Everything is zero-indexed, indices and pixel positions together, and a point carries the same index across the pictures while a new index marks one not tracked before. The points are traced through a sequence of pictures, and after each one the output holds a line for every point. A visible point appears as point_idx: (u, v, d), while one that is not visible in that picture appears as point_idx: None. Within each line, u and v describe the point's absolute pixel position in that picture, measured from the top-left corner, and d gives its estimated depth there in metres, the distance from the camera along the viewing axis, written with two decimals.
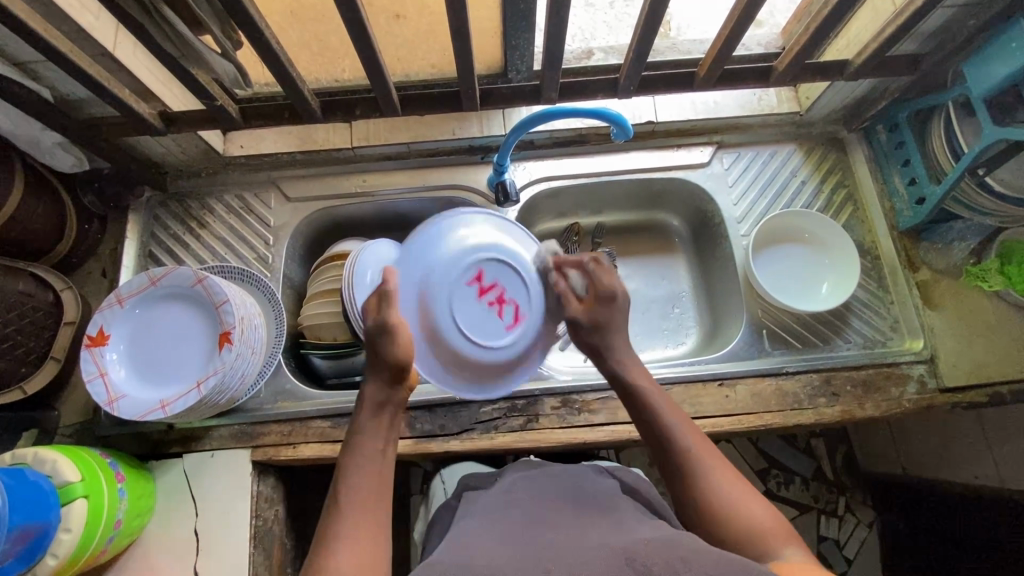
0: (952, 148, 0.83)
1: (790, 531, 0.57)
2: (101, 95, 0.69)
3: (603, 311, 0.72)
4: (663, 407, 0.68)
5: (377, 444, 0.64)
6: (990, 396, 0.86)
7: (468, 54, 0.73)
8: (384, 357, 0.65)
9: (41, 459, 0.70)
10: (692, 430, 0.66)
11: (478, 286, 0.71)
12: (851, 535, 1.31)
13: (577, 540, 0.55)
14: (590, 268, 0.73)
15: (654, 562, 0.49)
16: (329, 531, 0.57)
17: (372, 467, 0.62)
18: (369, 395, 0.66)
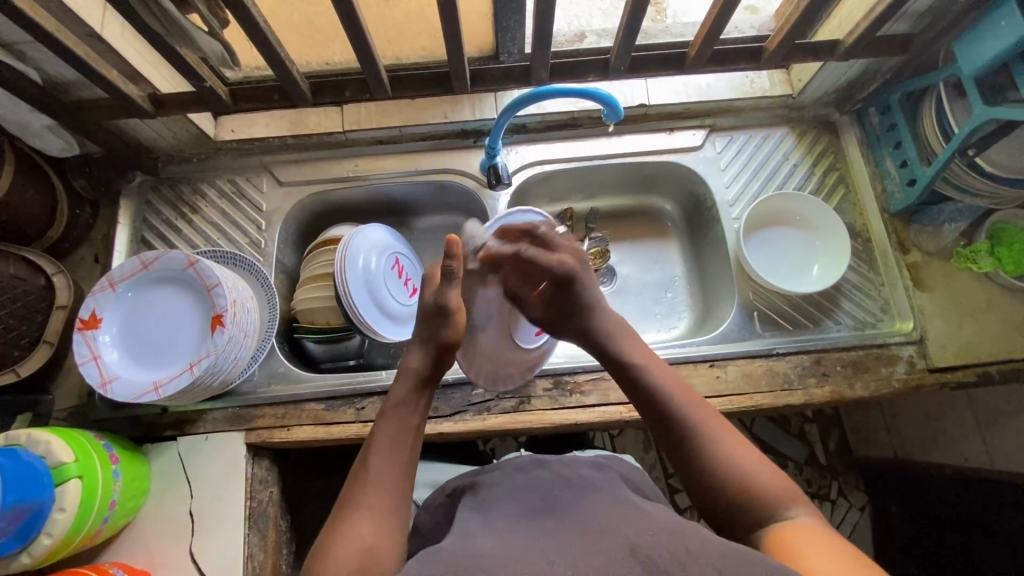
0: (943, 129, 0.83)
1: (794, 493, 0.58)
2: (88, 76, 0.69)
3: (562, 297, 0.78)
4: (659, 377, 0.68)
5: (412, 419, 0.66)
6: (979, 376, 0.87)
7: (458, 34, 0.73)
8: (437, 335, 0.72)
9: (34, 441, 0.70)
10: (692, 397, 0.66)
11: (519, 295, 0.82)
12: (844, 518, 1.33)
13: (573, 526, 0.56)
14: (528, 253, 0.79)
15: (659, 555, 0.49)
16: (352, 499, 0.58)
17: (404, 440, 0.64)
18: (415, 368, 0.70)
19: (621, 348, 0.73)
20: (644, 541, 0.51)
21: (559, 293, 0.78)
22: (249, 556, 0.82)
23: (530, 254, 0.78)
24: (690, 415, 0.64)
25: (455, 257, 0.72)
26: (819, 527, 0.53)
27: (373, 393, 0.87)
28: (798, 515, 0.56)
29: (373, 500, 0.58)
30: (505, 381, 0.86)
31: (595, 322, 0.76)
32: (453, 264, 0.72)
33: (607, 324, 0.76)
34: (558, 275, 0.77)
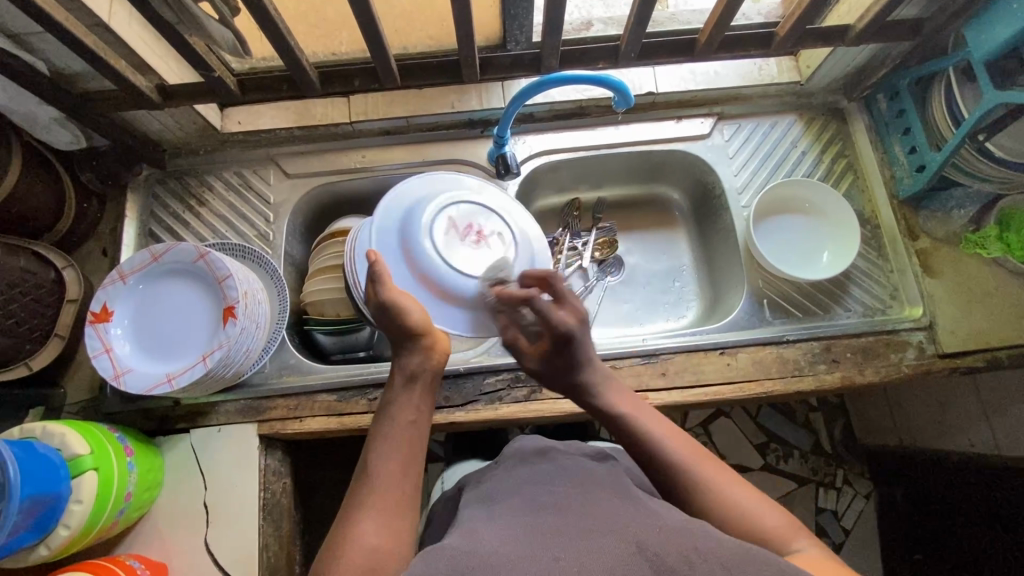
0: (952, 114, 0.83)
1: (796, 526, 0.58)
2: (98, 66, 0.68)
3: (557, 359, 0.73)
4: (651, 429, 0.65)
5: (410, 415, 0.64)
6: (988, 361, 0.87)
7: (469, 22, 0.72)
8: (400, 328, 0.68)
9: (49, 434, 0.70)
10: (689, 446, 0.64)
11: (455, 228, 0.80)
12: (849, 506, 1.32)
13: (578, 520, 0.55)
14: (539, 304, 0.73)
15: (666, 551, 0.49)
16: (355, 502, 0.57)
17: (403, 436, 0.62)
18: (404, 365, 0.67)
19: (609, 401, 0.69)
20: (652, 537, 0.51)
21: (557, 355, 0.73)
22: (263, 547, 0.82)
23: (541, 306, 0.73)
24: (688, 467, 0.62)
25: (377, 257, 0.72)
26: (828, 562, 0.53)
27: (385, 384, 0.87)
28: (804, 546, 0.56)
29: (377, 500, 0.56)
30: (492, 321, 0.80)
31: (582, 377, 0.71)
32: (376, 266, 0.71)
33: (596, 371, 0.72)
34: (558, 332, 0.71)
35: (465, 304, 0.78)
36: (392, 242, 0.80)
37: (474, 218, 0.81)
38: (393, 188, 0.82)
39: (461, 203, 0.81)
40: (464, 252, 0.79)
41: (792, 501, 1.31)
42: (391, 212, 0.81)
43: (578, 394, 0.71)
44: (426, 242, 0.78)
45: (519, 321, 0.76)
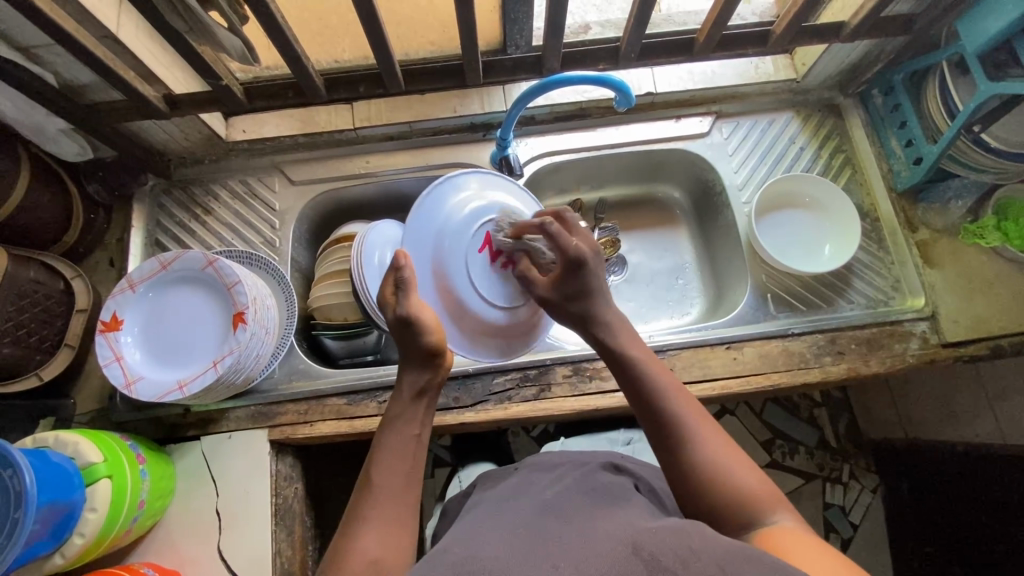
0: (946, 106, 0.84)
1: (776, 495, 0.57)
2: (107, 77, 0.69)
3: (571, 281, 0.71)
4: (655, 376, 0.65)
5: (413, 431, 0.64)
6: (991, 349, 0.88)
7: (472, 26, 0.74)
8: (416, 345, 0.66)
9: (62, 443, 0.70)
10: (687, 399, 0.64)
11: (489, 251, 0.80)
12: (857, 501, 1.31)
13: (577, 530, 0.57)
14: (551, 229, 0.69)
15: (662, 552, 0.49)
16: (357, 516, 0.57)
17: (407, 451, 0.62)
18: (408, 382, 0.66)
19: (623, 344, 0.69)
20: (648, 539, 0.52)
21: (571, 275, 0.71)
22: (277, 552, 0.82)
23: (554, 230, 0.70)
24: (683, 419, 0.62)
25: (405, 268, 0.68)
26: (800, 538, 0.52)
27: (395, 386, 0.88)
28: (782, 521, 0.55)
29: (377, 516, 0.56)
30: (517, 348, 0.82)
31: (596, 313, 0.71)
32: (404, 273, 0.68)
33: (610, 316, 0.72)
34: (570, 254, 0.70)
35: (487, 327, 0.80)
36: (425, 251, 0.78)
37: (508, 246, 0.80)
38: (433, 191, 0.80)
39: (491, 221, 0.80)
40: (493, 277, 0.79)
41: (800, 496, 1.32)
42: (421, 219, 0.78)
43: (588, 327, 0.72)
44: (455, 259, 0.78)
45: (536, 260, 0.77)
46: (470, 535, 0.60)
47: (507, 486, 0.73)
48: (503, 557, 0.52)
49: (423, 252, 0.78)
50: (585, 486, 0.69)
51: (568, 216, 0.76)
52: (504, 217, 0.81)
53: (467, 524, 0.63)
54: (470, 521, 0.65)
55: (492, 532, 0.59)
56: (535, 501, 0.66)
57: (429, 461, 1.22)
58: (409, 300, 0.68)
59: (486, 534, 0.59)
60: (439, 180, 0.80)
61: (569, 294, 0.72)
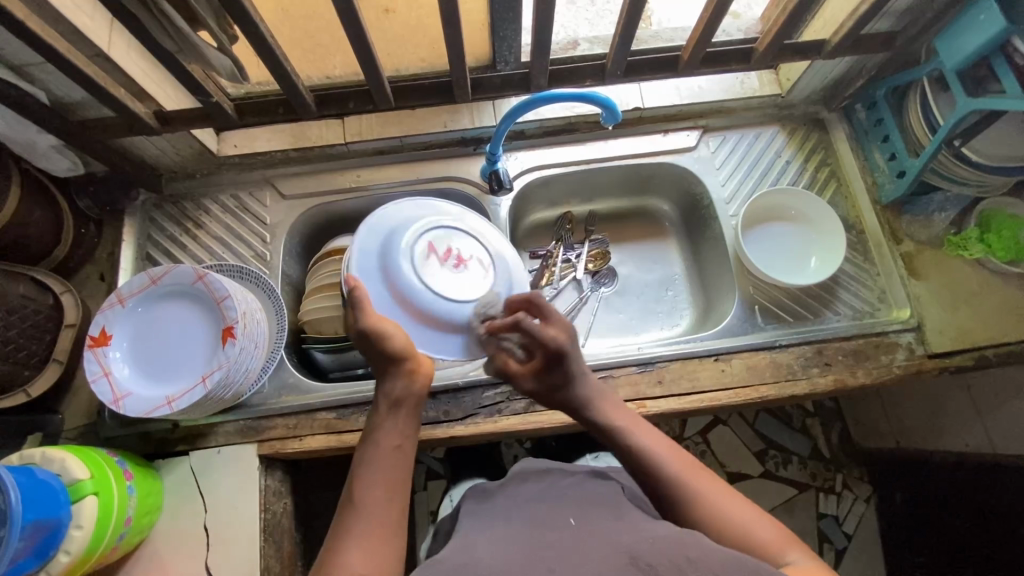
0: (928, 122, 0.86)
1: (786, 538, 0.58)
2: (98, 95, 0.70)
3: (552, 374, 0.71)
4: (646, 441, 0.66)
5: (395, 441, 0.62)
6: (976, 360, 0.89)
7: (459, 43, 0.75)
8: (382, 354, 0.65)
9: (49, 459, 0.70)
10: (681, 458, 0.64)
11: (436, 253, 0.72)
12: (849, 510, 1.32)
13: (568, 536, 0.58)
14: (528, 325, 0.70)
15: (658, 561, 0.49)
16: (339, 529, 0.56)
17: (390, 459, 0.61)
18: (387, 391, 0.65)
19: (606, 415, 0.69)
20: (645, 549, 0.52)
21: (550, 372, 0.71)
22: (265, 568, 0.82)
23: (530, 328, 0.70)
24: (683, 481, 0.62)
25: (353, 287, 0.66)
26: None
27: None
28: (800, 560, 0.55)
29: (360, 526, 0.56)
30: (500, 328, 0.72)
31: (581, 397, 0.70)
32: (357, 292, 0.66)
33: (593, 396, 0.70)
34: (549, 349, 0.70)
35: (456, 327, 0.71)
36: (375, 284, 0.71)
37: (449, 240, 0.73)
38: (370, 224, 0.74)
39: (429, 227, 0.73)
40: (452, 277, 0.72)
41: (793, 507, 1.32)
42: (361, 255, 0.72)
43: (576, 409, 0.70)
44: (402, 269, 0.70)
45: (505, 350, 0.74)
46: (466, 544, 0.60)
47: (498, 499, 0.74)
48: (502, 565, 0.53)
49: (369, 276, 0.71)
50: (575, 497, 0.69)
51: (539, 301, 0.71)
52: (455, 226, 0.75)
53: (458, 536, 0.63)
54: (461, 534, 0.65)
55: (487, 542, 0.60)
56: (527, 513, 0.66)
57: (421, 474, 1.22)
58: (365, 313, 0.65)
59: (479, 544, 0.59)
60: (369, 218, 0.75)
61: (552, 386, 0.71)
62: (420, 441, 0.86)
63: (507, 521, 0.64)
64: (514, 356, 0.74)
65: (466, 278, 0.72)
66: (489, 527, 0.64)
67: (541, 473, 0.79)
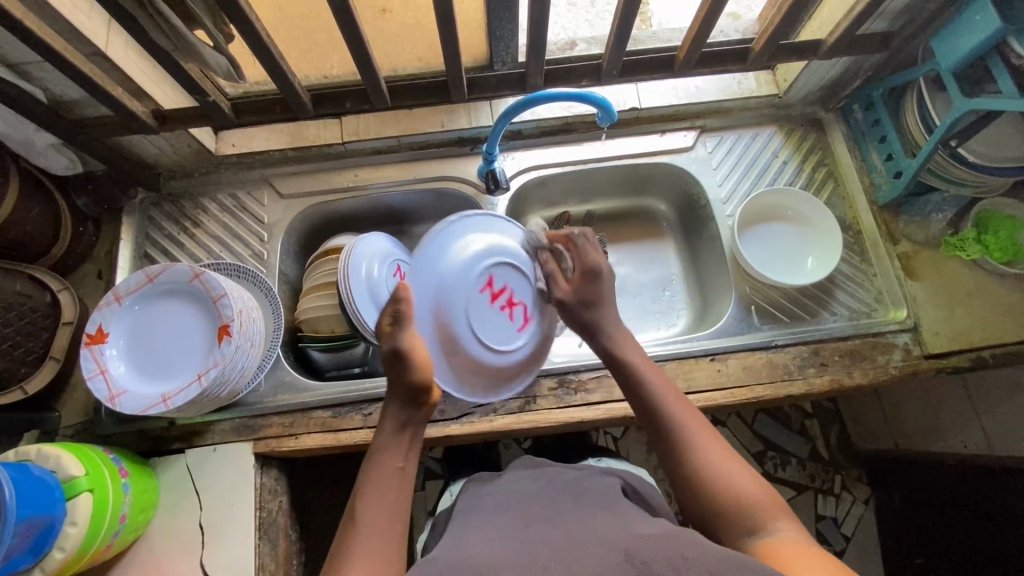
0: (925, 122, 0.86)
1: (774, 506, 0.56)
2: (95, 93, 0.70)
3: (587, 287, 0.77)
4: (655, 384, 0.68)
5: (396, 464, 0.62)
6: (973, 360, 0.89)
7: (454, 43, 0.75)
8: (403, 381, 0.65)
9: (44, 456, 0.70)
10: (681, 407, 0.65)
11: (490, 291, 0.79)
12: (848, 512, 1.34)
13: (567, 531, 0.58)
14: (577, 242, 0.79)
15: (653, 559, 0.49)
16: (342, 550, 0.55)
17: (393, 481, 0.61)
18: (392, 415, 0.65)
19: (620, 351, 0.72)
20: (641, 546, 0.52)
21: (587, 284, 0.77)
22: (261, 566, 0.82)
23: (578, 242, 0.79)
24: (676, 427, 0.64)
25: (404, 299, 0.67)
26: (794, 548, 0.51)
27: (380, 398, 0.88)
28: (782, 530, 0.54)
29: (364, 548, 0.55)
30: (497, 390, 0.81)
31: (604, 325, 0.74)
32: (403, 305, 0.67)
33: (617, 331, 0.74)
34: (588, 265, 0.77)
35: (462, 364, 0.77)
36: (426, 295, 0.77)
37: (508, 286, 0.81)
38: (439, 233, 0.79)
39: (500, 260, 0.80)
40: (491, 316, 0.79)
41: (791, 508, 1.32)
42: (429, 253, 0.78)
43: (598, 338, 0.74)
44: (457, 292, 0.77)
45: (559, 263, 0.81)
46: (463, 541, 0.60)
47: (493, 495, 0.74)
48: (500, 560, 0.53)
49: (434, 278, 0.77)
50: (572, 494, 0.69)
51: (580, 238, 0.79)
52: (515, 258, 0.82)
53: (454, 534, 0.64)
54: (458, 530, 0.66)
55: (484, 538, 0.60)
56: (523, 510, 0.66)
57: (420, 473, 1.22)
58: (406, 332, 0.66)
59: (476, 541, 0.59)
60: (452, 218, 0.80)
61: (584, 300, 0.76)
62: None
63: (504, 518, 0.65)
64: (559, 268, 0.81)
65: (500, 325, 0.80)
66: (488, 523, 0.64)
67: (533, 472, 0.79)
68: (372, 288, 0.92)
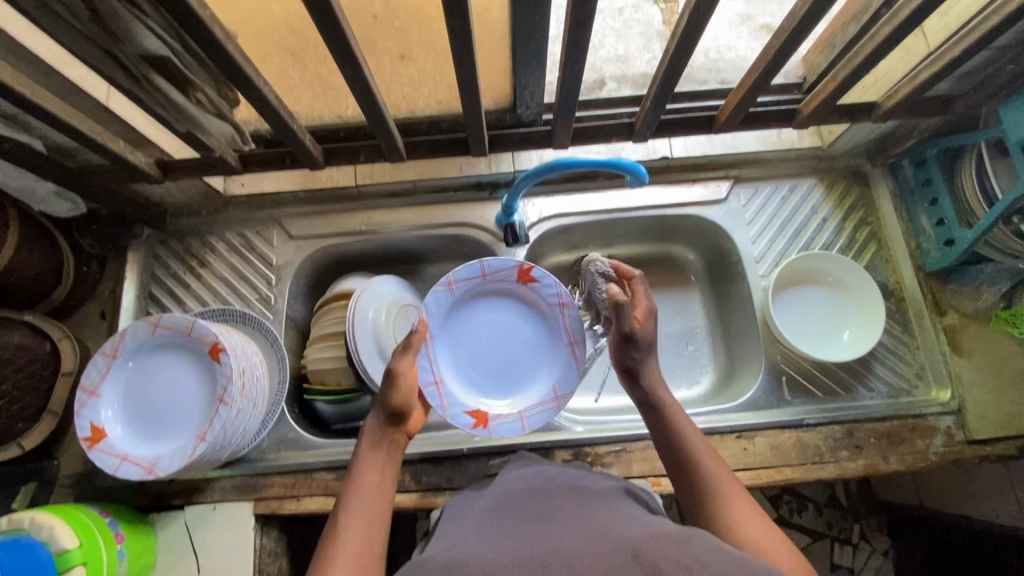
0: (984, 189, 0.78)
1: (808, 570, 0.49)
2: (95, 150, 0.66)
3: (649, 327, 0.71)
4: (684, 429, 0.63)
5: (375, 477, 0.61)
6: (1020, 449, 0.83)
7: (477, 102, 0.70)
8: (385, 400, 0.67)
9: (37, 526, 0.67)
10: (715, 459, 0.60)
11: (154, 394, 0.78)
12: (866, 564, 1.22)
13: (573, 525, 0.49)
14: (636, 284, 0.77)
15: (663, 559, 0.40)
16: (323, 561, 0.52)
17: (372, 497, 0.59)
18: (369, 433, 0.65)
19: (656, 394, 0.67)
20: (650, 547, 0.43)
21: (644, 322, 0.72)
22: None
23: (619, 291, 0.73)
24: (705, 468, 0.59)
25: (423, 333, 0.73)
26: None
27: None
28: None
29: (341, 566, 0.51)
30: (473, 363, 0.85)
31: (641, 364, 0.70)
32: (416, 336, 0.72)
33: (655, 374, 0.70)
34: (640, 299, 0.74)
35: (207, 380, 0.78)
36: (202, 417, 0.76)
37: (164, 368, 0.79)
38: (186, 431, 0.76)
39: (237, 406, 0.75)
40: (173, 394, 0.78)
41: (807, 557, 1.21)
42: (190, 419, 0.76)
43: (636, 380, 0.69)
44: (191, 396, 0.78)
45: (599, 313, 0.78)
46: (451, 541, 0.50)
47: (488, 493, 0.62)
48: (498, 555, 0.44)
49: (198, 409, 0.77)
50: (570, 488, 0.59)
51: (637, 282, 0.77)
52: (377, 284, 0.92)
53: None
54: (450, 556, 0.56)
55: (481, 538, 0.49)
56: (524, 506, 0.55)
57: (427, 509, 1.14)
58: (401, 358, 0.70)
59: (474, 538, 0.49)
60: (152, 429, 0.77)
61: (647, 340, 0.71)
62: (422, 509, 0.83)
63: (499, 510, 0.56)
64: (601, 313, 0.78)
65: (205, 381, 0.78)
66: (479, 515, 0.56)
67: (530, 470, 0.67)
68: (471, 295, 0.85)
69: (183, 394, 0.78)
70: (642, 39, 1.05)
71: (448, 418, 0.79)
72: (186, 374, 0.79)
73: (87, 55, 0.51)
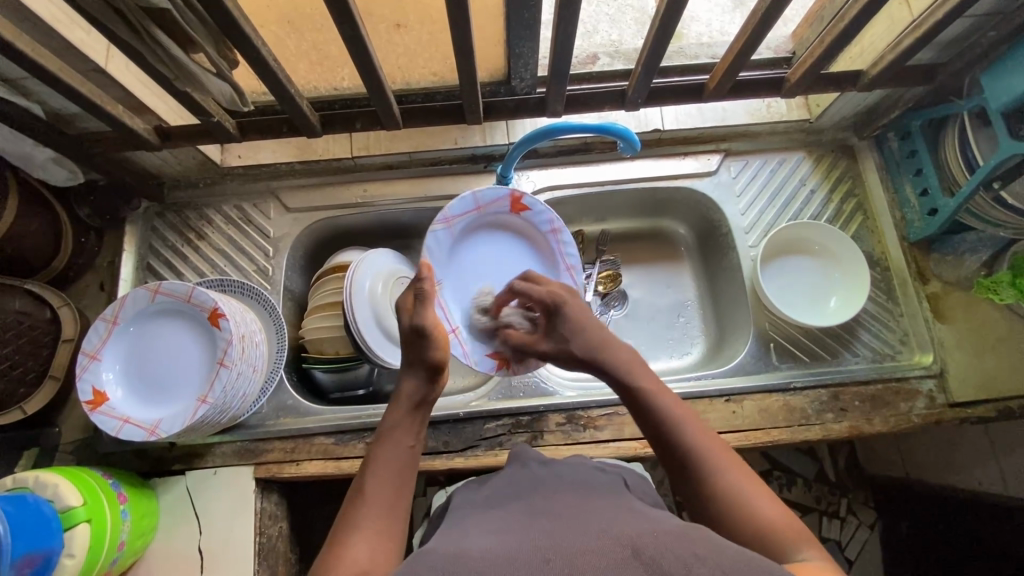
0: (966, 158, 0.80)
1: (799, 532, 0.50)
2: (94, 113, 0.67)
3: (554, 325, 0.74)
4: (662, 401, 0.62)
5: (408, 441, 0.63)
6: (999, 411, 0.86)
7: (472, 69, 0.72)
8: (425, 357, 0.69)
9: (42, 484, 0.69)
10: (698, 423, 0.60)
11: (153, 360, 0.79)
12: (853, 536, 1.22)
13: (573, 523, 0.50)
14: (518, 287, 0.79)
15: (662, 555, 0.41)
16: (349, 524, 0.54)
17: (396, 463, 0.60)
18: (407, 394, 0.67)
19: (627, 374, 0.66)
20: (647, 542, 0.43)
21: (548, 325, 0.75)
22: None
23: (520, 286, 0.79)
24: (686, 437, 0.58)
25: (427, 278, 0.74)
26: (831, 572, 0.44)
27: None
28: (810, 556, 0.47)
29: (366, 524, 0.54)
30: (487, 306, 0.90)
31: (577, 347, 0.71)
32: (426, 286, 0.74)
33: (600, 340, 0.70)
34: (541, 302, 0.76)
35: (206, 345, 0.79)
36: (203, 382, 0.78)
37: (162, 335, 0.80)
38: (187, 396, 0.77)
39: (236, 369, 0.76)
40: (172, 363, 0.79)
41: None
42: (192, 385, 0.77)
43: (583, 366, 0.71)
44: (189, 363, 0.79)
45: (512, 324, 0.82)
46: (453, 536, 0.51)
47: (489, 486, 0.64)
48: (498, 552, 0.44)
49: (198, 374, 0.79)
50: (576, 482, 0.61)
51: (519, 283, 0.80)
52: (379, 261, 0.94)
53: None
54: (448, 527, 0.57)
55: (480, 533, 0.51)
56: (525, 501, 0.57)
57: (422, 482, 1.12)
58: (425, 311, 0.72)
59: (475, 533, 0.51)
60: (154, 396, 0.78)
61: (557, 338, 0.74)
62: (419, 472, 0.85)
63: (496, 507, 0.58)
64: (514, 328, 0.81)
65: (204, 348, 0.79)
66: (481, 514, 0.57)
67: (533, 457, 0.69)
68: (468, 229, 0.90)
69: (181, 362, 0.79)
70: (635, 25, 1.06)
71: (472, 364, 0.85)
72: (184, 342, 0.80)
73: (89, 11, 0.52)
